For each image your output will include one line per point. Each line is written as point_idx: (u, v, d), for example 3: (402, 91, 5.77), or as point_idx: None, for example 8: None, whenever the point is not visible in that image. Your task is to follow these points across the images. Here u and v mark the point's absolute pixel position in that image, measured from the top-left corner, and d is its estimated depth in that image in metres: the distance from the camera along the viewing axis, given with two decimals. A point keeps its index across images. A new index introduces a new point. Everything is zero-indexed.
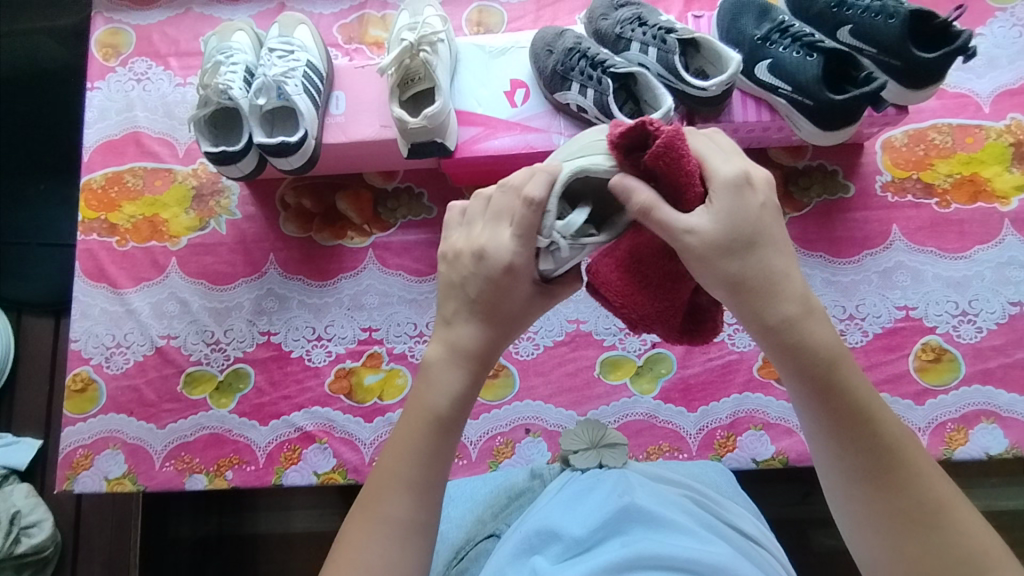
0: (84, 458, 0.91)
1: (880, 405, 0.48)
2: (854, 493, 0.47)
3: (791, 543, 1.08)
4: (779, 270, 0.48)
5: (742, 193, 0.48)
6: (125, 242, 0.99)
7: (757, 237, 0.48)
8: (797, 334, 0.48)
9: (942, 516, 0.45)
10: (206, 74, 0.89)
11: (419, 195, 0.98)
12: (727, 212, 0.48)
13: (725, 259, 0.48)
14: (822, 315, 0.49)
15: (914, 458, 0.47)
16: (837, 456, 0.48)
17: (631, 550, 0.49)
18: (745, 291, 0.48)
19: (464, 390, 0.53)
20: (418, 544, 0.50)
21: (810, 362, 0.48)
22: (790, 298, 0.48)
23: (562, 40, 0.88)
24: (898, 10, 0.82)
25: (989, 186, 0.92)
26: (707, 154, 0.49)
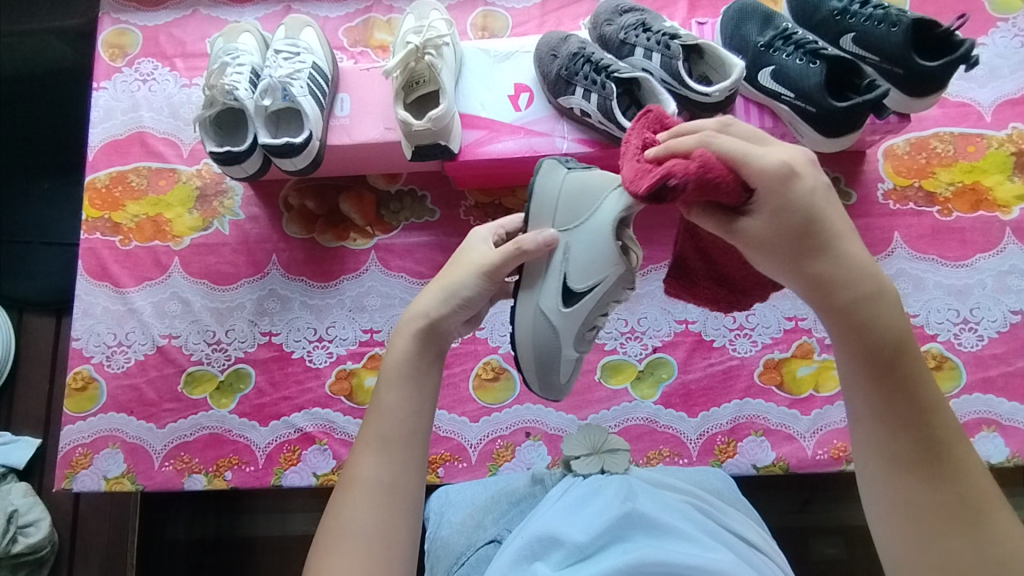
0: (83, 457, 0.91)
1: (936, 397, 0.46)
2: (892, 479, 0.46)
3: (791, 551, 1.07)
4: (845, 248, 0.46)
5: (790, 184, 0.45)
6: (128, 241, 0.99)
7: (821, 217, 0.46)
8: (859, 314, 0.46)
9: (981, 511, 0.45)
10: (212, 74, 0.90)
11: (422, 197, 0.98)
12: (778, 205, 0.46)
13: (779, 240, 0.46)
14: (896, 297, 0.47)
15: (963, 452, 0.46)
16: (879, 441, 0.47)
17: (633, 557, 0.49)
18: (807, 268, 0.46)
19: (422, 348, 0.57)
20: (391, 503, 0.52)
21: (868, 342, 0.46)
22: (860, 278, 0.46)
23: (566, 45, 0.89)
24: (901, 18, 0.83)
25: (990, 195, 0.92)
26: (742, 152, 0.46)
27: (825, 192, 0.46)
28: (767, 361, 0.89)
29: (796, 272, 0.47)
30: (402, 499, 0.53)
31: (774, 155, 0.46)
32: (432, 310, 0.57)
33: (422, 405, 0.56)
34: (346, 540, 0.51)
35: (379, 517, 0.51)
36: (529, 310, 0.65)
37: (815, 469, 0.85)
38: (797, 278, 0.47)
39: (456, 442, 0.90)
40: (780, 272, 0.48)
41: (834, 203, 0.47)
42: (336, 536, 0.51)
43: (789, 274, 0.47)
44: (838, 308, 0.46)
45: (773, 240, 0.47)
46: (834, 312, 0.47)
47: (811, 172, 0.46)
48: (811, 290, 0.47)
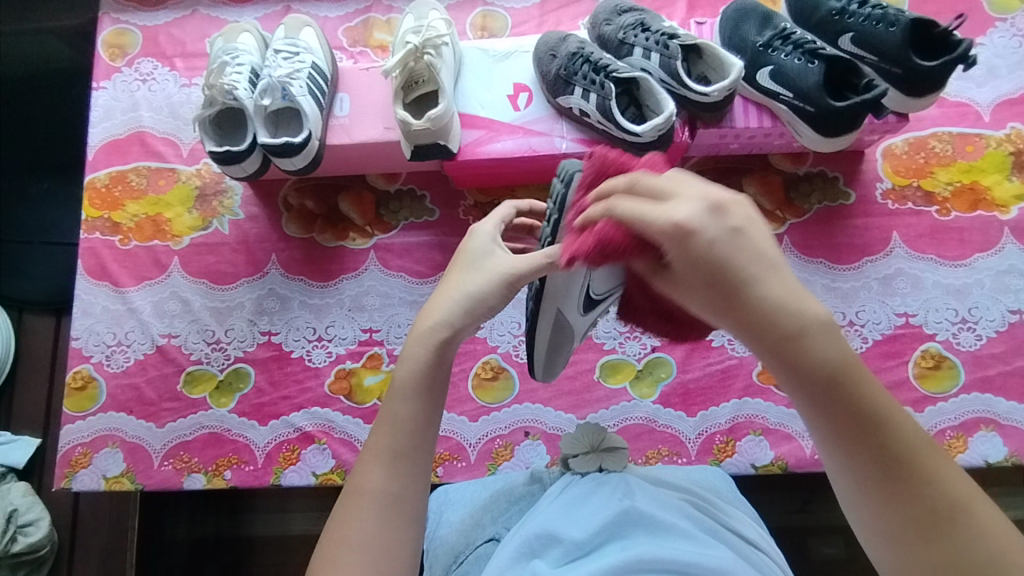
0: (83, 456, 0.91)
1: (887, 408, 0.41)
2: (861, 501, 0.42)
3: (791, 551, 1.07)
4: (755, 284, 0.39)
5: (690, 243, 0.39)
6: (127, 241, 0.99)
7: (733, 266, 0.39)
8: (798, 350, 0.40)
9: (958, 524, 0.39)
10: (211, 74, 0.90)
11: (421, 197, 0.99)
12: (682, 262, 0.39)
13: (696, 288, 0.40)
14: (824, 319, 0.41)
15: (931, 462, 0.41)
16: (844, 463, 0.42)
17: (632, 553, 0.49)
18: (732, 317, 0.40)
19: (441, 360, 0.54)
20: (398, 517, 0.51)
21: (811, 378, 0.41)
22: (781, 312, 0.40)
23: (566, 45, 0.89)
24: (899, 18, 0.83)
25: (988, 195, 0.92)
26: (642, 212, 0.40)
27: (733, 235, 0.39)
28: None
29: (723, 318, 0.41)
30: (409, 515, 0.51)
31: (676, 211, 0.39)
32: (451, 320, 0.55)
33: (434, 419, 0.54)
34: (351, 551, 0.49)
35: (385, 531, 0.50)
36: (549, 317, 0.71)
37: (814, 468, 0.85)
38: (728, 322, 0.41)
39: (455, 442, 0.90)
40: (709, 315, 0.42)
41: (744, 245, 0.39)
42: (341, 546, 0.49)
43: (716, 319, 0.41)
44: (775, 348, 0.41)
45: (693, 290, 0.41)
46: (770, 352, 0.41)
47: (714, 218, 0.39)
48: (744, 334, 0.41)
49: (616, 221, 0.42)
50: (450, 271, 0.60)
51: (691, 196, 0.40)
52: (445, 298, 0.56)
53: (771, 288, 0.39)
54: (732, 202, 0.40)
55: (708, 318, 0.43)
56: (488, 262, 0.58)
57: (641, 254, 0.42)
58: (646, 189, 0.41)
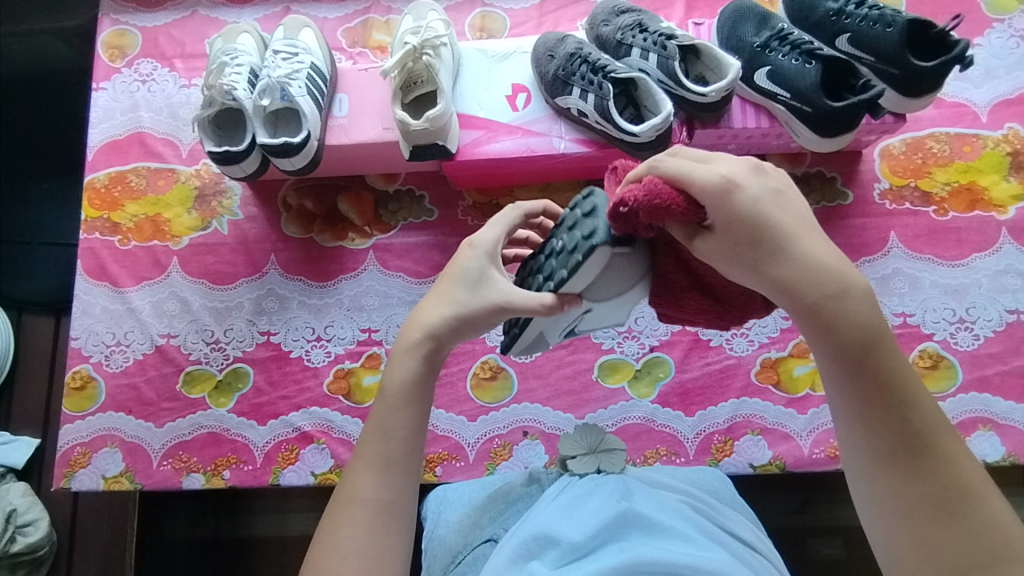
0: (82, 456, 0.91)
1: (912, 384, 0.46)
2: (880, 475, 0.45)
3: (790, 551, 1.08)
4: (797, 245, 0.45)
5: (732, 198, 0.45)
6: (126, 241, 0.99)
7: (775, 224, 0.45)
8: (835, 312, 0.45)
9: (967, 503, 0.43)
10: (211, 74, 0.90)
11: (420, 197, 0.99)
12: (723, 214, 0.46)
13: (739, 243, 0.46)
14: (864, 290, 0.46)
15: (947, 440, 0.45)
16: (866, 435, 0.45)
17: (628, 556, 0.49)
18: (772, 273, 0.46)
19: (430, 369, 0.55)
20: (387, 525, 0.51)
21: (847, 341, 0.45)
22: (823, 273, 0.45)
23: (564, 45, 0.89)
24: (896, 18, 0.83)
25: (986, 195, 0.92)
26: (688, 169, 0.47)
27: (773, 194, 0.46)
28: (765, 360, 0.90)
29: (763, 277, 0.46)
30: (399, 523, 0.52)
31: (721, 170, 0.46)
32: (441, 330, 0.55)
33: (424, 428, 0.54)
34: (344, 559, 0.49)
35: (378, 538, 0.50)
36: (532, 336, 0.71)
37: (812, 468, 0.85)
38: (767, 282, 0.46)
39: (454, 441, 0.90)
40: (749, 277, 0.47)
41: (784, 204, 0.46)
42: (333, 555, 0.49)
43: (755, 279, 0.47)
44: (815, 307, 0.45)
45: (735, 248, 0.47)
46: (810, 312, 0.46)
47: (756, 178, 0.46)
48: (783, 295, 0.46)
49: (659, 177, 0.48)
50: (439, 280, 0.59)
51: (735, 161, 0.47)
52: (436, 310, 0.56)
53: (811, 244, 0.45)
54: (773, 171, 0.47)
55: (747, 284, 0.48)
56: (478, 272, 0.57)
57: (685, 212, 0.48)
58: (688, 157, 0.49)
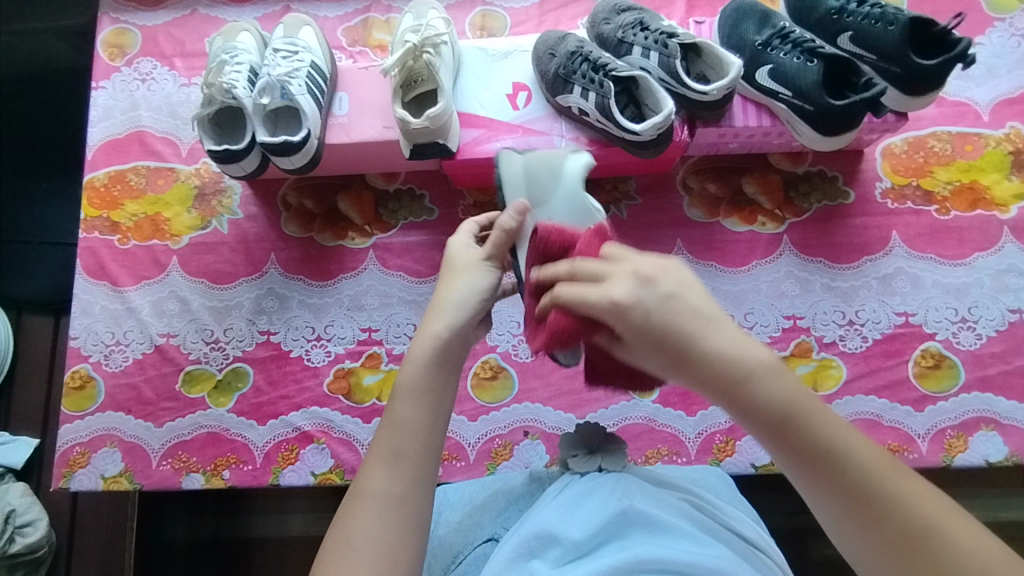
0: (81, 456, 0.91)
1: (845, 439, 0.44)
2: (849, 532, 0.44)
3: (791, 552, 1.07)
4: (698, 339, 0.44)
5: (627, 316, 0.45)
6: (126, 240, 0.99)
7: (673, 327, 0.44)
8: (747, 395, 0.44)
9: (934, 546, 0.41)
10: (210, 73, 0.90)
11: (420, 197, 0.99)
12: (626, 331, 0.45)
13: (649, 354, 0.46)
14: (771, 363, 0.45)
15: (900, 485, 0.43)
16: (819, 500, 0.45)
17: (630, 554, 0.49)
18: (685, 374, 0.45)
19: (442, 363, 0.56)
20: (398, 518, 0.51)
21: (766, 421, 0.45)
22: (728, 362, 0.44)
23: (565, 43, 0.89)
24: (898, 16, 0.83)
25: (987, 194, 0.92)
26: (585, 294, 0.46)
27: (665, 300, 0.45)
28: None
29: (678, 378, 0.46)
30: (412, 516, 0.51)
31: (612, 289, 0.45)
32: (463, 326, 0.57)
33: (442, 418, 0.55)
34: (354, 553, 0.49)
35: (391, 532, 0.50)
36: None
37: None
38: (682, 380, 0.46)
39: (454, 442, 0.89)
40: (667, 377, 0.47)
41: (677, 306, 0.45)
42: (344, 548, 0.49)
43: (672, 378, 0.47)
44: (728, 395, 0.45)
45: (646, 355, 0.46)
46: (726, 400, 0.45)
47: (646, 289, 0.45)
48: (699, 390, 0.46)
49: (562, 310, 0.47)
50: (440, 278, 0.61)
51: (622, 276, 0.46)
52: (441, 309, 0.58)
53: (709, 337, 0.44)
54: (671, 266, 0.47)
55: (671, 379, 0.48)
56: (464, 262, 0.60)
57: (593, 330, 0.48)
58: (583, 276, 0.48)
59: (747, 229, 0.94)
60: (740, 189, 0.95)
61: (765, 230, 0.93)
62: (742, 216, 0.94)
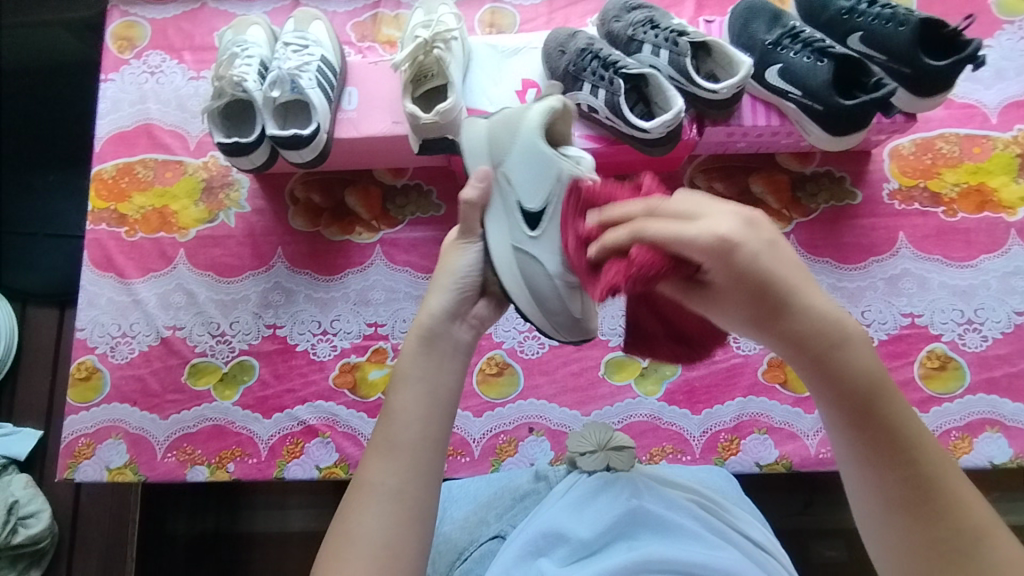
0: (86, 447, 0.91)
1: (912, 429, 0.45)
2: (892, 521, 0.45)
3: (794, 553, 1.07)
4: (797, 300, 0.44)
5: (733, 258, 0.43)
6: (134, 233, 0.99)
7: (778, 282, 0.44)
8: (837, 361, 0.45)
9: (982, 547, 0.43)
10: (221, 66, 0.90)
11: (428, 192, 0.99)
12: (727, 276, 0.44)
13: (742, 304, 0.45)
14: (861, 336, 0.46)
15: (959, 486, 0.44)
16: (873, 482, 0.45)
17: (637, 554, 0.49)
18: (777, 327, 0.45)
19: (434, 351, 0.57)
20: (395, 511, 0.50)
21: (847, 392, 0.45)
22: (824, 329, 0.45)
23: (575, 40, 0.89)
24: (908, 18, 0.83)
25: (995, 196, 0.92)
26: (676, 232, 0.45)
27: (773, 248, 0.44)
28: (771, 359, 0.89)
29: (765, 329, 0.46)
30: (413, 509, 0.51)
31: (718, 225, 0.44)
32: (443, 308, 0.58)
33: (440, 406, 0.54)
34: (354, 544, 0.49)
35: (390, 524, 0.50)
36: (505, 250, 0.62)
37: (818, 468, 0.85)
38: (770, 335, 0.46)
39: (459, 437, 0.89)
40: (751, 329, 0.47)
41: (786, 258, 0.44)
42: (344, 540, 0.49)
43: (760, 332, 0.47)
44: (816, 358, 0.45)
45: (739, 304, 0.46)
46: (811, 362, 0.46)
47: (753, 232, 0.44)
48: (788, 344, 0.46)
49: (646, 246, 0.46)
50: (445, 261, 0.63)
51: (724, 212, 0.45)
52: (432, 305, 0.59)
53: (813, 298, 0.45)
54: (772, 227, 0.45)
55: (747, 332, 0.48)
56: (445, 247, 0.64)
57: (676, 272, 0.47)
58: (667, 213, 0.47)
59: None
60: (747, 188, 0.95)
61: None
62: None
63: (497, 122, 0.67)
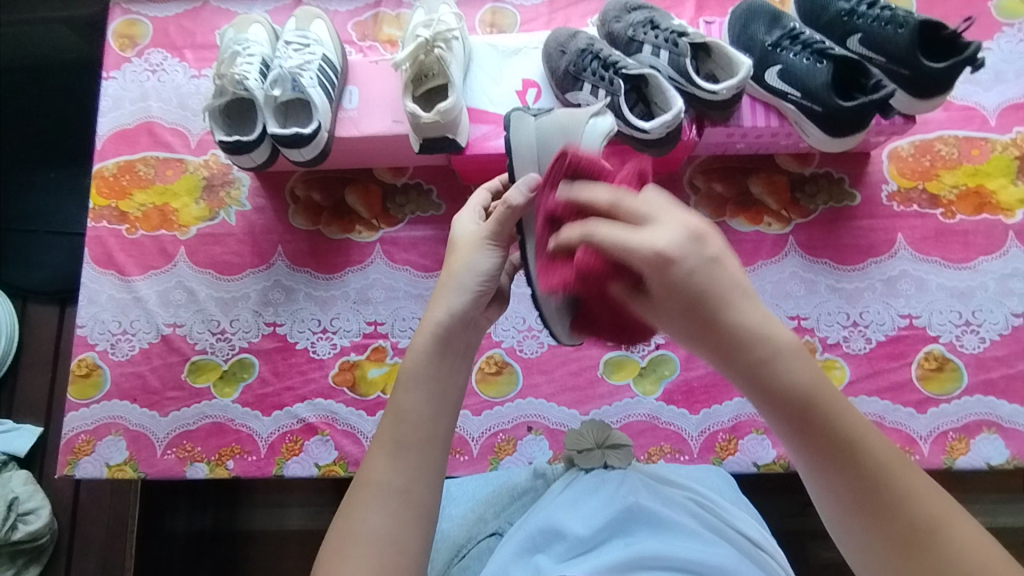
0: (86, 444, 0.91)
1: (858, 430, 0.44)
2: (851, 521, 0.44)
3: (791, 553, 1.08)
4: (731, 313, 0.43)
5: (669, 272, 0.42)
6: (134, 230, 0.99)
7: (710, 295, 0.42)
8: (772, 375, 0.43)
9: (939, 538, 0.42)
10: (223, 64, 0.91)
11: (428, 191, 0.99)
12: (663, 291, 0.43)
13: (676, 316, 0.44)
14: (796, 346, 0.44)
15: (909, 479, 0.44)
16: (826, 487, 0.45)
17: (635, 550, 0.49)
18: (712, 342, 0.43)
19: (443, 351, 0.56)
20: (401, 510, 0.50)
21: (788, 403, 0.44)
22: (758, 342, 0.43)
23: (575, 41, 0.89)
24: (908, 20, 0.84)
25: (993, 198, 0.92)
26: (624, 238, 0.43)
27: (709, 263, 0.42)
28: None
29: (702, 345, 0.44)
30: (417, 508, 0.50)
31: (657, 238, 0.42)
32: (461, 310, 0.56)
33: (444, 406, 0.54)
34: (357, 543, 0.48)
35: (394, 523, 0.49)
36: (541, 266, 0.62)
37: None
38: (706, 350, 0.44)
39: (458, 436, 0.90)
40: (687, 342, 0.45)
41: (719, 269, 0.42)
42: (347, 540, 0.49)
43: (696, 347, 0.45)
44: (747, 371, 0.44)
45: (674, 318, 0.44)
46: (744, 375, 0.44)
47: (693, 245, 0.42)
48: (719, 358, 0.44)
49: (594, 249, 0.44)
50: (459, 258, 0.59)
51: (668, 224, 0.43)
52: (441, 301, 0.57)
53: (744, 310, 0.43)
54: (710, 235, 0.43)
55: (685, 344, 0.46)
56: (466, 240, 0.60)
57: (620, 279, 0.45)
58: (629, 215, 0.45)
59: (753, 230, 0.94)
60: (746, 189, 0.96)
61: (770, 230, 0.94)
62: (748, 216, 0.95)
63: (549, 129, 0.65)
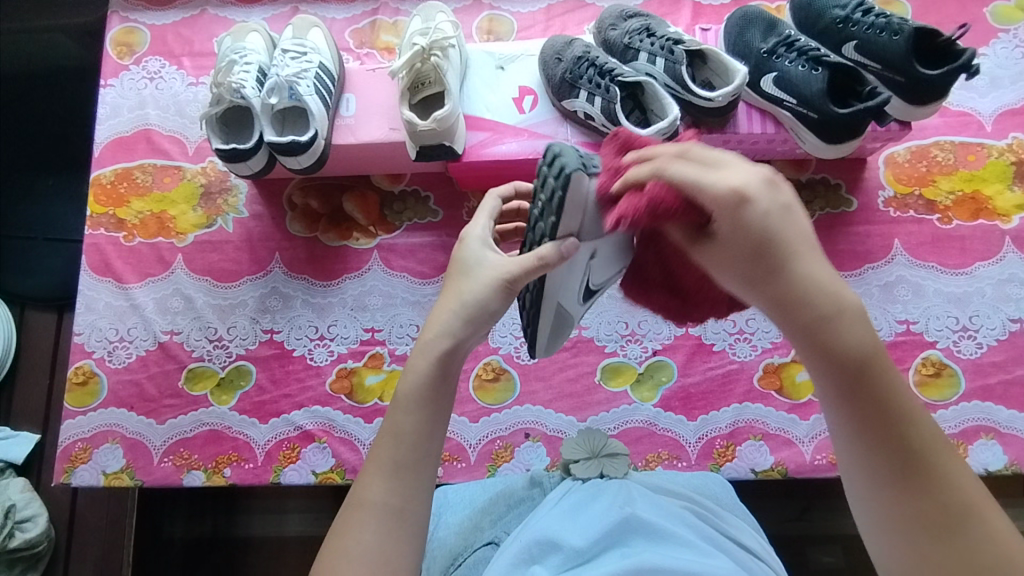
0: (83, 452, 0.91)
1: (905, 401, 0.44)
2: (880, 493, 0.44)
3: (790, 559, 1.07)
4: (796, 262, 0.43)
5: (743, 212, 0.42)
6: (132, 238, 0.99)
7: (782, 238, 0.42)
8: (831, 333, 0.43)
9: (969, 521, 0.42)
10: (219, 73, 0.91)
11: (425, 198, 0.99)
12: (729, 231, 0.43)
13: (739, 258, 0.43)
14: (857, 311, 0.44)
15: (947, 460, 0.43)
16: (863, 457, 0.44)
17: (630, 561, 0.49)
18: (771, 290, 0.43)
19: (445, 371, 0.54)
20: (394, 530, 0.50)
21: (842, 362, 0.43)
22: (822, 298, 0.43)
23: (571, 49, 0.89)
24: (903, 27, 0.84)
25: (990, 204, 0.93)
26: (697, 176, 0.43)
27: (784, 209, 0.42)
28: (767, 365, 0.90)
29: (760, 291, 0.44)
30: (411, 528, 0.50)
31: (733, 178, 0.42)
32: (465, 330, 0.54)
33: (440, 426, 0.53)
34: (350, 562, 0.48)
35: (387, 544, 0.49)
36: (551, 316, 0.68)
37: (813, 474, 0.85)
38: (762, 296, 0.44)
39: (455, 443, 0.89)
40: (744, 288, 0.45)
41: (794, 219, 0.43)
42: (341, 558, 0.49)
43: (752, 294, 0.44)
44: (806, 325, 0.43)
45: (732, 261, 0.44)
46: (802, 328, 0.44)
47: (769, 190, 0.42)
48: (777, 310, 0.44)
49: (665, 183, 0.45)
50: (471, 287, 0.56)
51: (748, 169, 0.43)
52: (445, 312, 0.55)
53: (813, 265, 0.43)
54: (782, 186, 0.43)
55: (740, 291, 0.46)
56: (482, 271, 0.56)
57: (683, 218, 0.45)
58: (698, 159, 0.45)
59: None
60: None
61: None
62: None
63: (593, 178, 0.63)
